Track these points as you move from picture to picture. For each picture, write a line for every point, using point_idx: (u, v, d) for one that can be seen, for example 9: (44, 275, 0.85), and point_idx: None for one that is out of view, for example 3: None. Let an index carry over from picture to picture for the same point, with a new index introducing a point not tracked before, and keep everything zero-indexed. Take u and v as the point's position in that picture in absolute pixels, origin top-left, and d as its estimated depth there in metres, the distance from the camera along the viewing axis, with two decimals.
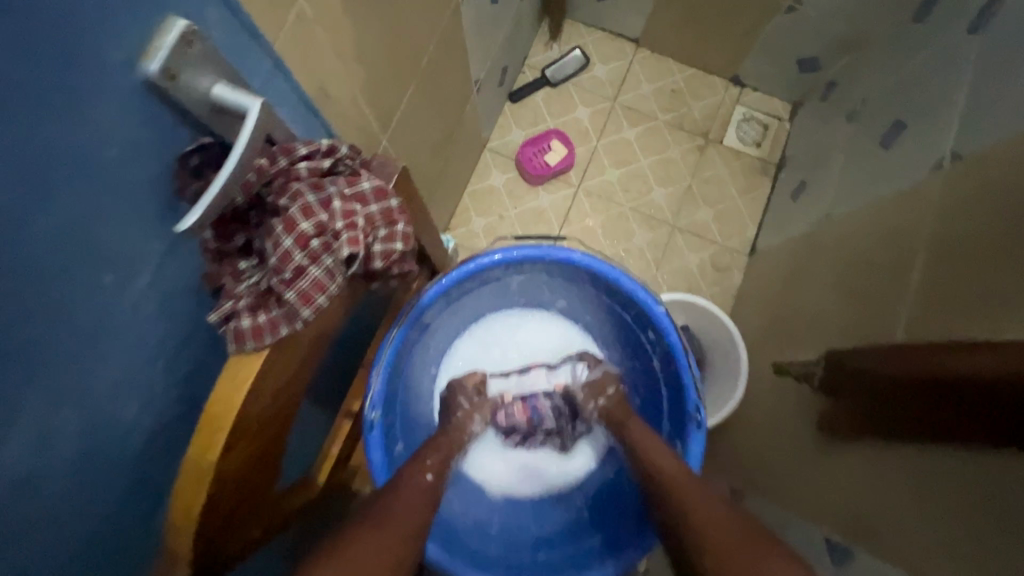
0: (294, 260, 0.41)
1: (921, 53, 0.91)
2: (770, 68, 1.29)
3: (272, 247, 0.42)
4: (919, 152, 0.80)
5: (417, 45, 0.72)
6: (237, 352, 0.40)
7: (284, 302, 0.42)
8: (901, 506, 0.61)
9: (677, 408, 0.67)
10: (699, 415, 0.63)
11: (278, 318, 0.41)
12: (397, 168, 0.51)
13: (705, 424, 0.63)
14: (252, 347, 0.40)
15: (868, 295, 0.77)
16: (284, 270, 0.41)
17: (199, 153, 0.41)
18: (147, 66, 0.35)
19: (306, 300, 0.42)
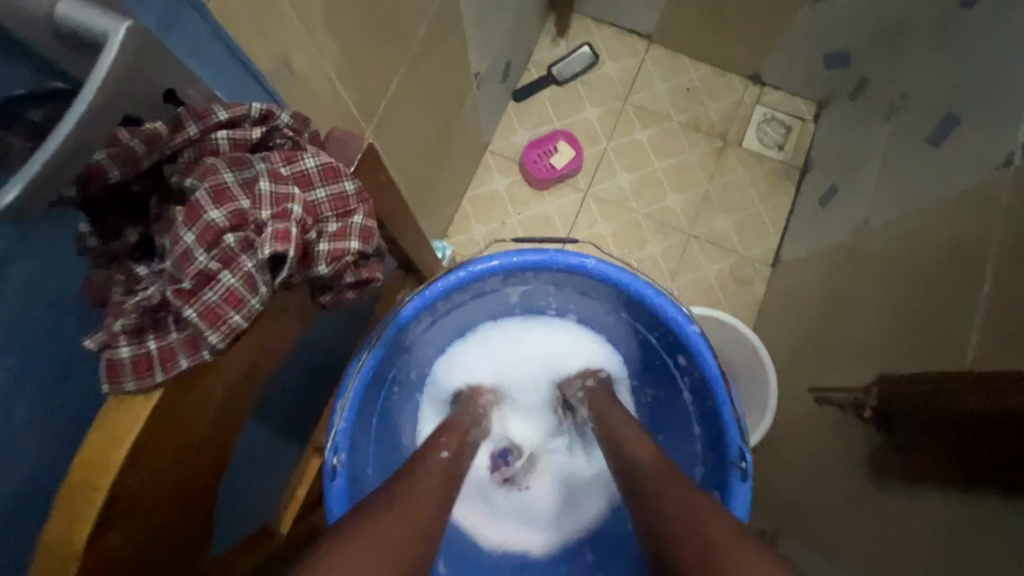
0: (196, 265, 0.35)
1: (974, 41, 0.81)
2: (794, 65, 1.19)
3: (172, 244, 0.35)
4: (980, 148, 0.70)
5: (407, 23, 0.64)
6: (112, 390, 0.31)
7: (184, 322, 0.34)
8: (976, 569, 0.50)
9: (717, 449, 0.57)
10: (744, 462, 0.53)
11: (176, 344, 0.33)
12: (363, 146, 0.44)
13: (751, 472, 0.53)
14: (134, 387, 0.31)
15: (926, 311, 0.67)
16: (184, 278, 0.35)
17: (53, 107, 0.31)
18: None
19: (215, 318, 0.35)
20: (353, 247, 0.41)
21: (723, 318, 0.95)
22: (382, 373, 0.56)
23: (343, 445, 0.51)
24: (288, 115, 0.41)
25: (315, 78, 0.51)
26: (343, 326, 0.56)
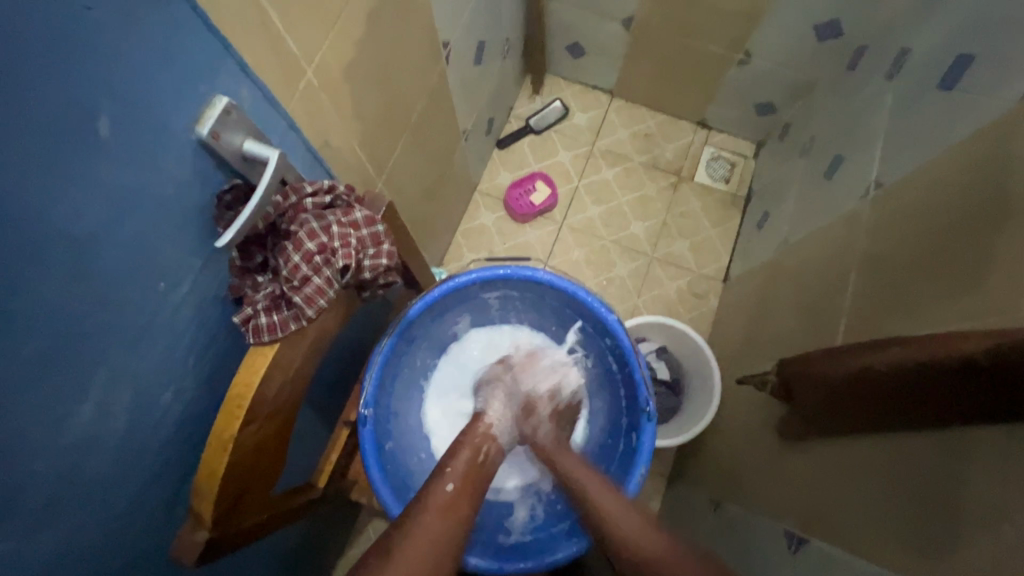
0: (301, 270, 0.47)
1: (855, 96, 1.03)
2: (732, 113, 1.42)
3: (283, 260, 0.47)
4: (853, 181, 0.90)
5: (408, 103, 0.84)
6: (255, 344, 0.46)
7: (293, 304, 0.47)
8: (858, 498, 0.63)
9: (633, 405, 0.73)
10: (649, 409, 0.69)
11: (289, 317, 0.47)
12: (385, 203, 0.57)
13: (655, 417, 0.69)
14: (267, 339, 0.46)
15: (818, 308, 0.85)
16: (293, 278, 0.47)
17: (232, 192, 0.45)
18: (200, 130, 0.41)
19: (310, 302, 0.47)
20: (386, 264, 0.53)
21: (674, 325, 1.13)
22: (396, 362, 0.73)
23: (372, 403, 0.67)
24: (344, 185, 0.53)
25: (349, 151, 0.71)
26: (361, 329, 0.73)
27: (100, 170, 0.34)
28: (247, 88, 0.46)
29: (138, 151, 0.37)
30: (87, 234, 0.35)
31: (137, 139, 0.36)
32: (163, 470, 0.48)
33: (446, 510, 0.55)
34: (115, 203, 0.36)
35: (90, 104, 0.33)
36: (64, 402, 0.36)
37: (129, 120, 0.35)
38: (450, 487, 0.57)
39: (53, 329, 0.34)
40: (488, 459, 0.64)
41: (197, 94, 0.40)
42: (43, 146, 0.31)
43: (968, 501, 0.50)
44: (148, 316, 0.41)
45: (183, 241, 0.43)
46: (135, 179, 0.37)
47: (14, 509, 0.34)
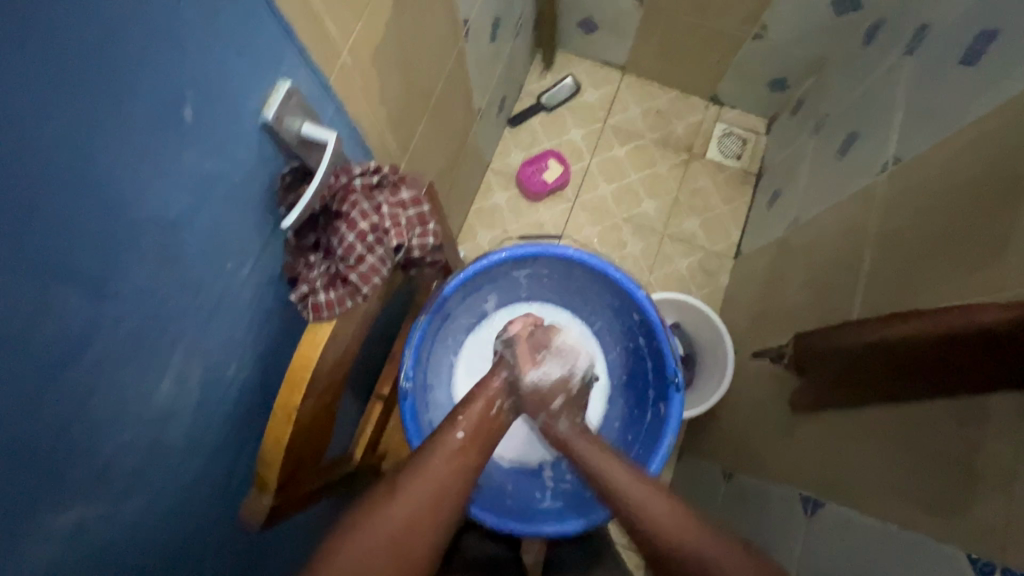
0: (356, 249, 0.50)
1: (871, 71, 1.03)
2: (744, 88, 1.41)
3: (338, 241, 0.50)
4: (870, 158, 0.91)
5: (430, 82, 0.85)
6: (315, 319, 0.49)
7: (349, 282, 0.50)
8: (870, 458, 0.66)
9: (660, 374, 0.76)
10: (677, 379, 0.72)
11: (345, 294, 0.50)
12: (426, 183, 0.60)
13: (683, 387, 0.72)
14: (326, 315, 0.49)
15: (832, 282, 0.87)
16: (349, 257, 0.50)
17: (291, 175, 0.49)
18: (265, 115, 0.44)
19: (365, 280, 0.51)
20: (431, 241, 0.56)
21: (687, 302, 1.15)
22: (431, 339, 0.76)
23: (412, 377, 0.70)
24: (388, 166, 0.56)
25: (378, 133, 0.72)
26: (400, 309, 0.76)
27: (184, 154, 0.38)
28: (305, 72, 0.48)
29: (212, 138, 0.40)
30: (173, 215, 0.38)
31: (212, 126, 0.39)
32: (223, 439, 0.51)
33: (455, 461, 0.59)
34: (195, 185, 0.39)
35: (174, 97, 0.35)
36: (145, 369, 0.39)
37: (210, 107, 0.38)
38: (460, 436, 0.61)
39: (141, 305, 0.37)
40: (500, 413, 0.67)
41: (263, 80, 0.43)
42: (139, 139, 0.34)
43: (983, 452, 0.53)
44: (213, 293, 0.45)
45: (245, 219, 0.46)
46: (210, 163, 0.40)
47: (104, 472, 0.38)
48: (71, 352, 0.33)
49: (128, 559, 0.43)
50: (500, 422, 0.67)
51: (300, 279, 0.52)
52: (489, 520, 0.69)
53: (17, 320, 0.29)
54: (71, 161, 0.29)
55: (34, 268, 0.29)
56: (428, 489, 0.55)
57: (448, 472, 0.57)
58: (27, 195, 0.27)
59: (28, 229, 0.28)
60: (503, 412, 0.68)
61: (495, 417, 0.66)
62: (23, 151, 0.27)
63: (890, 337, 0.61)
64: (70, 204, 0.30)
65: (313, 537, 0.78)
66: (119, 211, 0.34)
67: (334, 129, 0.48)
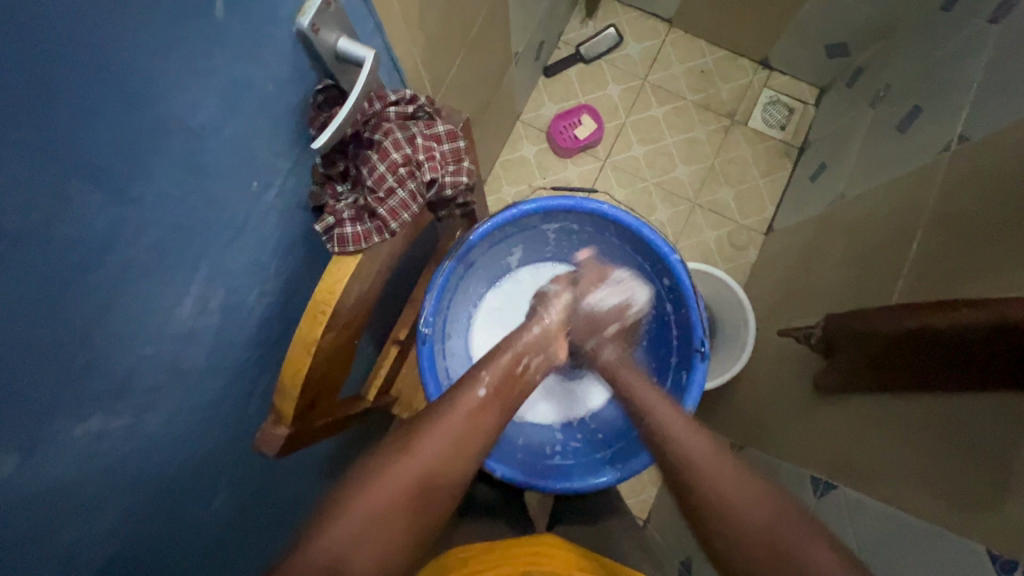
0: (387, 182, 0.48)
1: (945, 39, 0.94)
2: (799, 52, 1.32)
3: (368, 171, 0.48)
4: (931, 135, 0.84)
5: (469, 15, 0.80)
6: (340, 252, 0.48)
7: (377, 216, 0.49)
8: (895, 457, 0.64)
9: (686, 342, 0.75)
10: (703, 349, 0.70)
11: (371, 228, 0.49)
12: (463, 118, 0.57)
13: (708, 357, 0.70)
14: (351, 249, 0.48)
15: (873, 264, 0.83)
16: (379, 189, 0.48)
17: (324, 94, 0.46)
18: (300, 22, 0.41)
19: (394, 216, 0.49)
20: (465, 183, 0.54)
21: (714, 273, 1.12)
22: (453, 285, 0.74)
23: (431, 323, 0.69)
24: (425, 97, 0.53)
25: (412, 64, 0.68)
26: (424, 253, 0.74)
27: (214, 57, 0.35)
28: None
29: (243, 40, 0.37)
30: (200, 121, 0.36)
31: (244, 27, 0.36)
32: (242, 366, 0.51)
33: (476, 416, 0.58)
34: (224, 93, 0.37)
35: None
36: (167, 283, 0.38)
37: (243, 6, 0.36)
38: (481, 394, 0.60)
39: (165, 214, 0.36)
40: (526, 370, 0.65)
41: None
42: (165, 29, 0.31)
43: (1015, 462, 0.51)
44: (239, 214, 0.43)
45: (274, 137, 0.44)
46: (241, 69, 0.38)
47: (123, 385, 0.38)
48: (91, 253, 0.32)
49: (146, 473, 0.43)
50: (526, 380, 0.65)
51: (326, 209, 0.50)
52: (502, 471, 0.68)
53: (30, 211, 0.27)
54: (85, 40, 0.27)
55: (50, 154, 0.27)
56: (444, 447, 0.54)
57: (468, 429, 0.57)
58: (35, 71, 0.25)
59: (42, 107, 0.26)
60: (531, 368, 0.66)
61: (523, 375, 0.64)
62: (30, 21, 0.24)
63: (938, 324, 0.58)
64: (86, 90, 0.28)
65: (322, 470, 0.79)
66: (144, 106, 0.32)
67: (372, 48, 0.45)
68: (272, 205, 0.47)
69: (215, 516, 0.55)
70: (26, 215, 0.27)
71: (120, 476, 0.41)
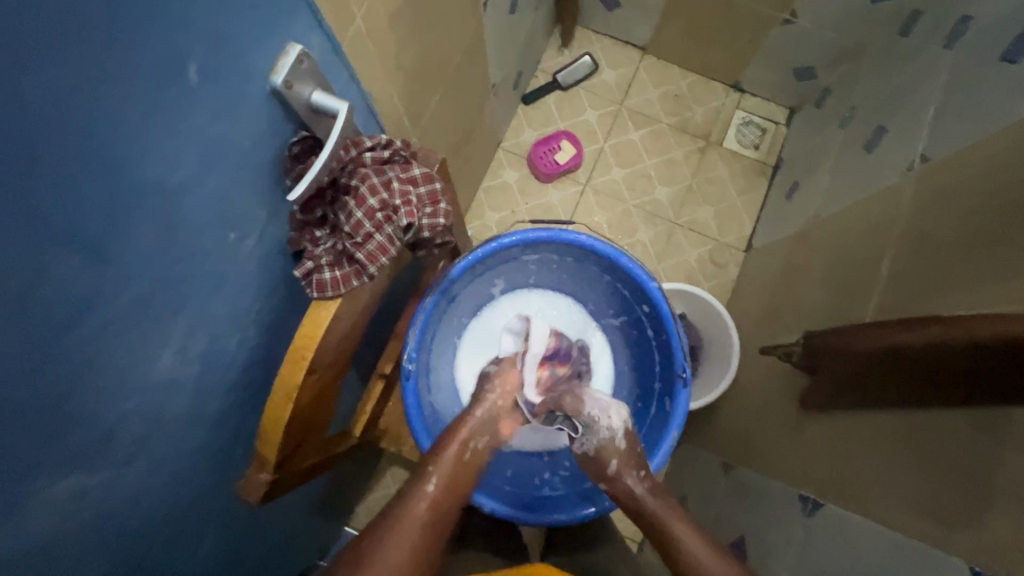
0: (364, 227, 0.49)
1: (907, 61, 0.98)
2: (769, 75, 1.37)
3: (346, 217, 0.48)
4: (897, 155, 0.88)
5: (446, 53, 0.82)
6: (320, 297, 0.48)
7: (355, 260, 0.49)
8: (881, 498, 0.64)
9: (668, 370, 0.75)
10: (685, 374, 0.70)
11: (350, 273, 0.49)
12: (439, 157, 0.58)
13: (690, 382, 0.70)
14: (331, 292, 0.48)
15: (848, 283, 0.85)
16: (357, 235, 0.49)
17: (300, 144, 0.48)
18: (274, 80, 0.42)
19: (372, 259, 0.50)
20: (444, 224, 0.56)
21: (698, 293, 1.13)
22: (436, 320, 0.74)
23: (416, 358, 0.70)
24: (400, 140, 0.54)
25: (389, 103, 0.70)
26: (408, 288, 0.74)
27: (190, 119, 0.36)
28: (318, 36, 0.46)
29: (219, 99, 0.38)
30: (179, 180, 0.37)
31: (220, 87, 0.38)
32: (224, 411, 0.51)
33: (423, 523, 0.55)
34: (203, 151, 0.38)
35: (182, 53, 0.34)
36: (149, 339, 0.39)
37: (217, 70, 0.37)
38: (428, 489, 0.58)
39: (146, 272, 0.37)
40: (475, 455, 0.62)
41: (275, 43, 0.41)
42: (140, 97, 0.32)
43: (993, 493, 0.52)
44: (218, 265, 0.44)
45: (253, 186, 0.45)
46: (218, 128, 0.39)
47: (102, 444, 0.37)
48: (71, 319, 0.32)
49: (129, 532, 0.43)
50: (475, 465, 0.62)
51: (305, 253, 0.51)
52: (490, 505, 0.68)
53: (12, 281, 0.28)
54: (58, 107, 0.27)
55: (32, 227, 0.28)
56: (407, 546, 0.53)
57: (415, 533, 0.54)
58: (15, 143, 0.26)
59: (23, 183, 0.27)
60: (479, 453, 0.63)
61: (473, 461, 0.62)
62: (10, 101, 0.25)
63: (915, 348, 0.60)
64: (64, 161, 0.29)
65: (309, 511, 0.78)
66: (125, 168, 0.33)
67: (346, 100, 0.47)
68: (252, 253, 0.47)
69: (201, 568, 0.54)
70: (10, 288, 0.28)
71: (101, 536, 0.40)
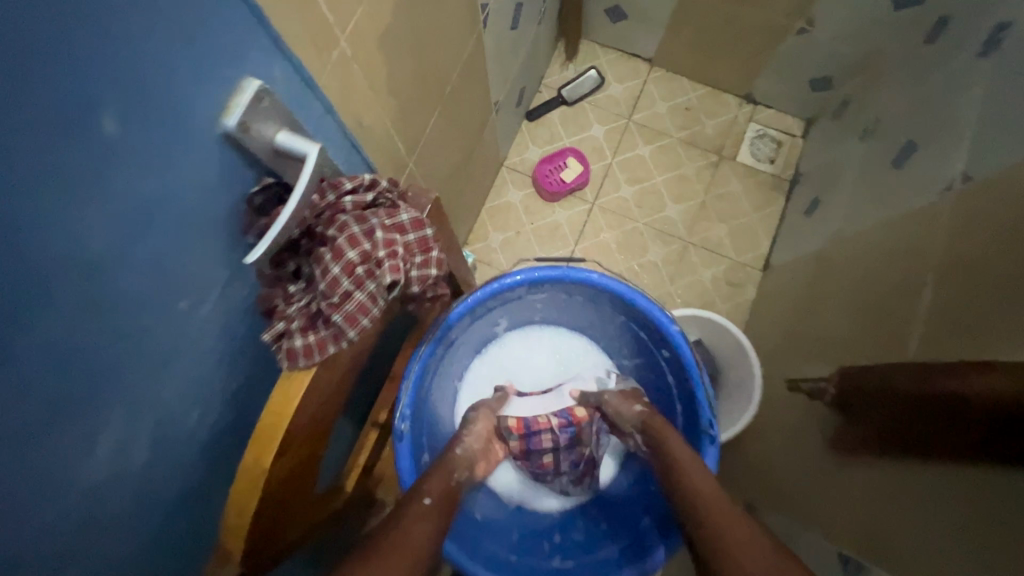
0: (341, 286, 0.44)
1: (935, 70, 0.92)
2: (783, 86, 1.31)
3: (322, 274, 0.44)
4: (929, 173, 0.81)
5: (442, 73, 0.77)
6: (289, 368, 0.42)
7: (331, 324, 0.44)
8: (940, 544, 0.56)
9: (692, 425, 0.67)
10: (713, 430, 0.63)
11: (326, 338, 0.44)
12: (430, 199, 0.54)
13: (719, 440, 0.62)
14: (303, 364, 0.42)
15: (879, 312, 0.78)
16: (333, 294, 0.44)
17: (263, 193, 0.44)
18: (225, 123, 0.39)
19: (352, 322, 0.44)
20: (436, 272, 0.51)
21: (713, 318, 1.07)
22: (433, 368, 0.69)
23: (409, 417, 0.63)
24: (386, 180, 0.50)
25: (378, 131, 0.64)
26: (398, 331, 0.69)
27: (111, 177, 0.32)
28: (280, 70, 0.43)
29: (144, 151, 0.34)
30: (101, 246, 0.32)
31: (142, 137, 0.33)
32: (180, 480, 0.45)
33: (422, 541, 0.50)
34: (129, 212, 0.34)
35: (92, 103, 0.29)
36: (73, 427, 0.33)
37: (137, 118, 0.32)
38: (427, 501, 0.54)
39: (64, 355, 0.32)
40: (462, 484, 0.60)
41: (219, 82, 0.38)
42: (38, 157, 0.27)
43: None
44: (160, 331, 0.39)
45: (200, 241, 0.40)
46: (147, 185, 0.34)
47: (16, 554, 0.32)
48: None
49: None
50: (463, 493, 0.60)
51: (276, 311, 0.47)
52: None
53: None
54: None
55: None
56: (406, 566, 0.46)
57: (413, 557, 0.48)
58: None
59: None
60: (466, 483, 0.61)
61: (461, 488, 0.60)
62: None
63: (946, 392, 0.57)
64: None
65: None
66: (85, 219, 0.30)
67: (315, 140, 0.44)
68: (207, 312, 0.43)
69: None
70: None
71: None
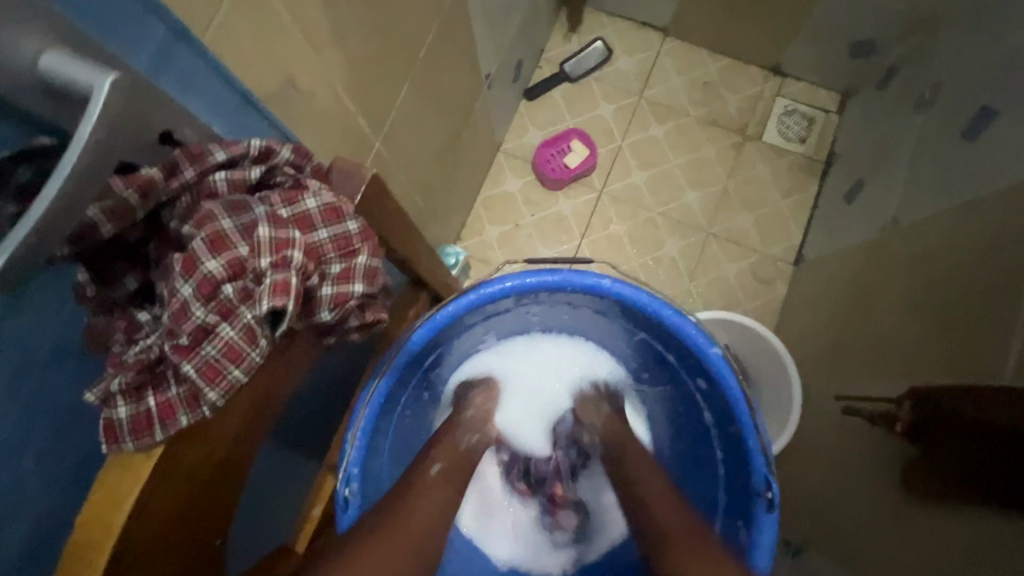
0: (194, 315, 0.37)
1: (1017, 20, 0.76)
2: (817, 53, 1.14)
3: (171, 295, 0.38)
4: (1018, 145, 0.65)
5: (411, 30, 0.62)
6: (120, 445, 0.36)
7: (185, 375, 0.38)
8: None
9: (739, 483, 0.60)
10: (770, 493, 0.54)
11: (180, 396, 0.38)
12: (363, 176, 0.45)
13: (778, 506, 0.54)
14: (138, 438, 0.36)
15: (956, 318, 0.63)
16: (182, 329, 0.37)
17: (30, 160, 0.31)
18: None
19: (215, 369, 0.38)
20: (357, 290, 0.44)
21: (741, 321, 0.92)
22: (402, 386, 0.62)
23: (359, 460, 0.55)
24: (287, 150, 0.43)
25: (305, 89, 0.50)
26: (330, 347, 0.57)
27: None
28: None
29: None
30: None
31: None
32: None
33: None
34: None
35: None
36: None
37: None
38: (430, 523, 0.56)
39: None
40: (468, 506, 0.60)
41: None
42: None
43: None
44: None
45: None
46: None
47: None
48: None
49: None
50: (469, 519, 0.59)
51: (114, 351, 0.39)
52: None
53: None
54: None
55: None
56: None
57: None
58: None
59: None
60: None
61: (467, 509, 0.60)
62: None
63: (1017, 428, 0.49)
64: None
65: None
66: None
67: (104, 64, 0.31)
68: None
69: None
70: None
71: None
